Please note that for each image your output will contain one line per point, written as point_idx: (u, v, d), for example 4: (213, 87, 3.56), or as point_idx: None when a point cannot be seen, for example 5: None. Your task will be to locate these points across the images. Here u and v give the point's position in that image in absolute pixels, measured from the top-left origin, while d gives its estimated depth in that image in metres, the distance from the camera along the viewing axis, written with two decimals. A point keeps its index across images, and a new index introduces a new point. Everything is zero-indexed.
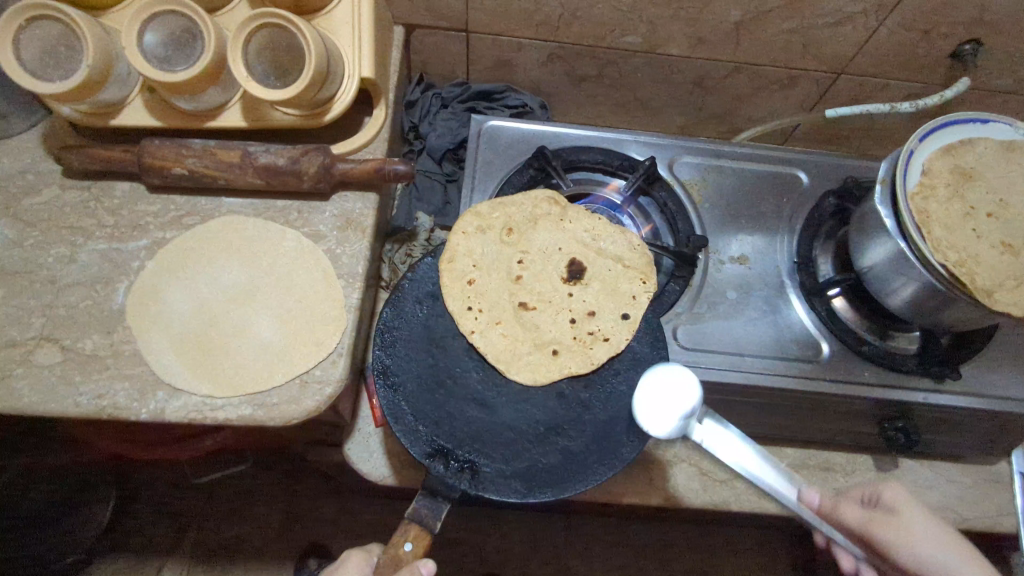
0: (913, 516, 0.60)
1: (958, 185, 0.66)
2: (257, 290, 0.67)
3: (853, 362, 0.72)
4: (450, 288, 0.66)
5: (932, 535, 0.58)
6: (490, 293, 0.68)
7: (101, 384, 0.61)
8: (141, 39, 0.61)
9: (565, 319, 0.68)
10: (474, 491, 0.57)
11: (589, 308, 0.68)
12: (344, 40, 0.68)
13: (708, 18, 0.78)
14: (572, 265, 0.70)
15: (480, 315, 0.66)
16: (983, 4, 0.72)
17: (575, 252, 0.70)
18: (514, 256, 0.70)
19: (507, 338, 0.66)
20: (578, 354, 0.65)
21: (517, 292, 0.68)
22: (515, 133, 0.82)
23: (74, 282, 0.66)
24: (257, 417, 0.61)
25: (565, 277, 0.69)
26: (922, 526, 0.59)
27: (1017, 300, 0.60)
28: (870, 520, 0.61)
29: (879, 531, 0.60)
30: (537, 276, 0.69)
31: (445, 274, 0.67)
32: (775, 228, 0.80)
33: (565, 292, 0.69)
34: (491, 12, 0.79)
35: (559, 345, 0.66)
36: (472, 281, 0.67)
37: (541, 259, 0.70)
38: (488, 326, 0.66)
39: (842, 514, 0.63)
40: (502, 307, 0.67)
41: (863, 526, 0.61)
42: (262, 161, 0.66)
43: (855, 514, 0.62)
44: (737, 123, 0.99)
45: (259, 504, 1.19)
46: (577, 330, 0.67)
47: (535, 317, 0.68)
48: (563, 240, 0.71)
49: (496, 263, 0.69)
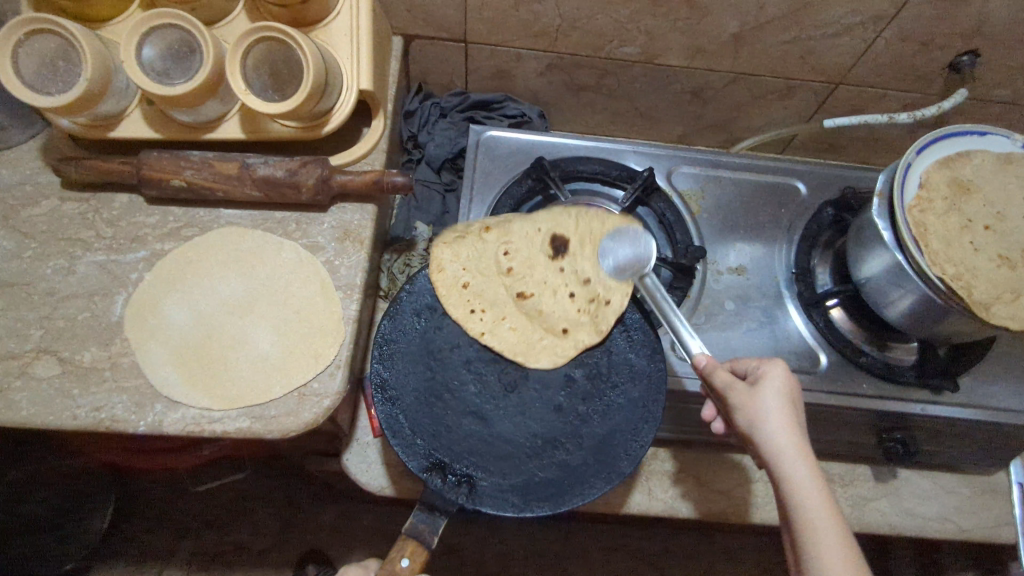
0: (773, 391, 0.58)
1: (955, 198, 0.66)
2: (256, 301, 0.68)
3: (850, 372, 0.72)
4: (448, 296, 0.67)
5: (780, 413, 0.56)
6: (487, 293, 0.69)
7: (100, 396, 0.61)
8: (140, 52, 0.61)
9: (565, 293, 0.71)
10: (472, 505, 0.57)
11: (584, 275, 0.71)
12: (342, 53, 0.68)
13: (706, 29, 0.78)
14: (554, 240, 0.71)
15: (484, 315, 0.67)
16: (980, 16, 0.72)
17: (554, 227, 0.72)
18: (499, 249, 0.71)
19: (516, 330, 0.68)
20: (585, 325, 0.67)
21: (510, 284, 0.71)
22: (513, 142, 0.82)
23: (72, 294, 0.66)
24: (255, 429, 0.61)
25: (551, 254, 0.71)
26: (774, 401, 0.57)
27: (1014, 313, 0.60)
28: (727, 383, 0.59)
29: (732, 396, 0.58)
30: (525, 263, 0.71)
31: (438, 283, 0.67)
32: (773, 238, 0.80)
33: (555, 269, 0.71)
34: (490, 23, 0.79)
35: (567, 323, 0.69)
36: (466, 285, 0.69)
37: (526, 244, 0.71)
38: (494, 323, 0.67)
39: (712, 376, 0.60)
40: (503, 302, 0.70)
41: (721, 388, 0.59)
42: (261, 173, 0.66)
43: (721, 378, 0.59)
44: (736, 132, 0.99)
45: (258, 511, 1.19)
46: (578, 302, 0.70)
47: (537, 303, 0.71)
48: (541, 220, 0.72)
49: (484, 262, 0.71)
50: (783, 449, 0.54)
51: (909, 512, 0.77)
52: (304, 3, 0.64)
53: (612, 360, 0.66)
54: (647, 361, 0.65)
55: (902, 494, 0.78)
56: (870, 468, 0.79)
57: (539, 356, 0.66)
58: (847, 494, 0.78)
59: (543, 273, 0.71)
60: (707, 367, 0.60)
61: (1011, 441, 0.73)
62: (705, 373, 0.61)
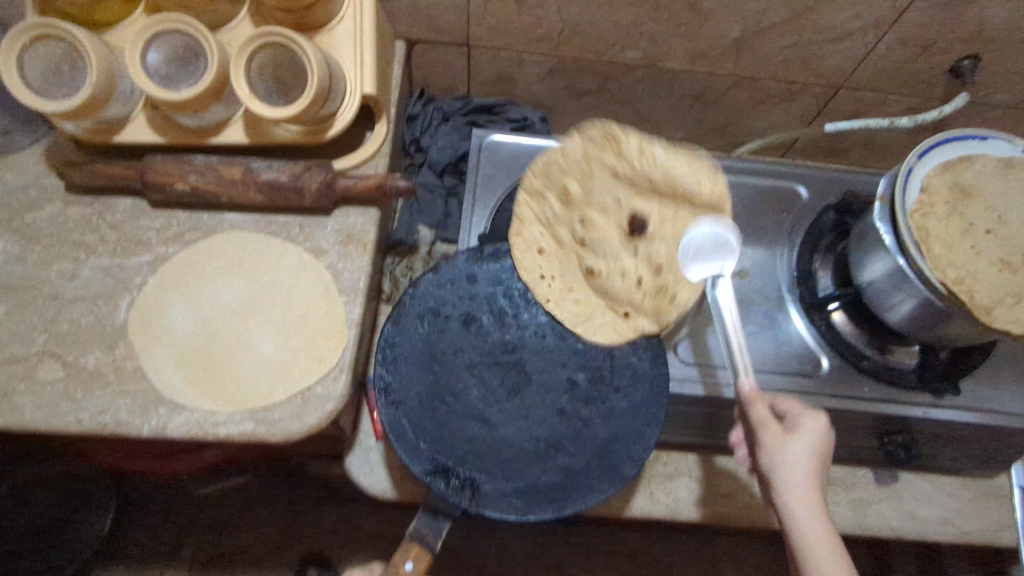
0: (807, 441, 0.57)
1: (957, 203, 0.66)
2: (260, 305, 0.68)
3: (852, 376, 0.72)
4: (523, 257, 0.69)
5: (806, 462, 0.57)
6: (557, 262, 0.72)
7: (104, 400, 0.61)
8: (145, 57, 0.61)
9: (635, 276, 0.71)
10: (475, 509, 0.58)
11: (658, 261, 0.70)
12: (346, 57, 0.69)
13: (708, 33, 0.79)
14: (635, 219, 0.71)
15: (553, 282, 0.70)
16: (981, 21, 0.72)
17: (636, 208, 0.71)
18: (576, 220, 0.72)
19: (580, 304, 0.69)
20: (649, 316, 0.68)
21: (584, 256, 0.72)
22: (515, 147, 0.81)
23: (75, 298, 0.66)
24: (258, 433, 0.61)
25: (628, 234, 0.71)
26: (804, 449, 0.57)
27: (1016, 317, 0.60)
28: (763, 422, 0.58)
29: (763, 435, 0.58)
30: (602, 238, 0.72)
31: (517, 245, 0.69)
32: (775, 242, 0.80)
33: (629, 251, 0.71)
34: (492, 27, 0.80)
35: (630, 308, 0.69)
36: (541, 250, 0.71)
37: (605, 221, 0.72)
38: (561, 292, 0.69)
39: (751, 408, 0.59)
40: (572, 274, 0.72)
41: (755, 425, 0.59)
42: (264, 178, 0.66)
43: (758, 414, 0.59)
44: (737, 135, 0.99)
45: (260, 514, 1.19)
46: (644, 288, 0.70)
47: (603, 281, 0.72)
48: (625, 198, 0.72)
49: (559, 230, 0.73)
50: (803, 503, 0.55)
51: (911, 515, 0.78)
52: (307, 9, 0.64)
53: (614, 364, 0.66)
54: (649, 364, 0.65)
55: (904, 497, 0.79)
56: (871, 470, 0.80)
57: (541, 359, 0.66)
58: (848, 498, 0.78)
59: (619, 251, 0.72)
60: (749, 398, 0.60)
61: (1013, 445, 0.73)
62: (745, 402, 0.60)
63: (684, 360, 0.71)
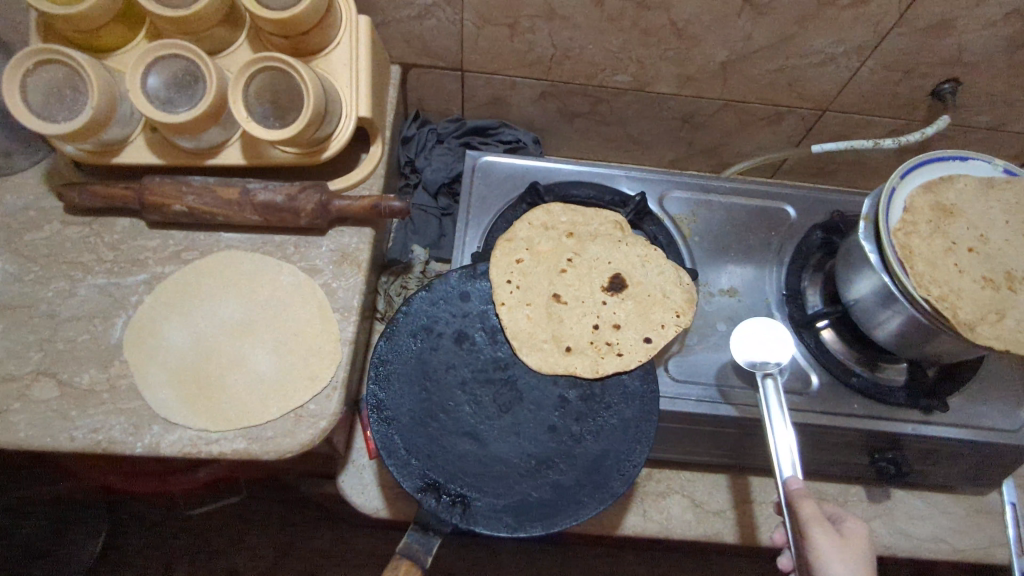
0: (855, 548, 0.58)
1: (939, 221, 0.67)
2: (254, 323, 0.68)
3: (843, 394, 0.72)
4: (498, 258, 0.71)
5: (860, 566, 0.56)
6: (532, 277, 0.71)
7: (98, 418, 0.61)
8: (145, 82, 0.63)
9: (589, 322, 0.70)
10: (466, 526, 0.58)
11: (616, 322, 0.69)
12: (341, 81, 0.70)
13: (695, 58, 0.81)
14: (615, 278, 0.72)
15: (516, 291, 0.70)
16: (960, 46, 0.74)
17: (621, 268, 0.73)
18: (566, 253, 0.73)
19: (532, 319, 0.69)
20: (588, 359, 0.67)
21: (564, 282, 0.72)
22: (509, 167, 0.83)
23: (72, 316, 0.67)
24: (251, 451, 0.61)
25: (605, 286, 0.72)
26: (855, 553, 0.57)
27: (999, 333, 0.61)
28: (816, 521, 0.57)
29: (815, 534, 0.57)
30: (580, 276, 0.72)
31: (501, 247, 0.72)
32: (764, 261, 0.81)
33: (600, 299, 0.71)
34: (485, 52, 0.82)
35: (574, 343, 0.68)
36: (520, 260, 0.72)
37: (589, 266, 0.73)
38: (518, 302, 0.69)
39: (799, 506, 0.58)
40: (539, 291, 0.71)
41: (805, 523, 0.58)
42: (260, 198, 0.68)
43: (810, 513, 0.57)
44: (727, 157, 1.01)
45: (252, 536, 1.18)
46: (596, 336, 0.68)
47: (564, 310, 0.70)
48: (617, 257, 0.73)
49: (549, 252, 0.73)
50: None
51: (903, 533, 0.78)
52: (305, 34, 0.66)
53: (605, 382, 0.66)
54: (640, 382, 0.66)
55: (895, 515, 0.80)
56: (863, 488, 0.81)
57: (533, 378, 0.66)
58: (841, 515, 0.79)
59: (588, 295, 0.71)
60: (798, 495, 0.58)
61: (1002, 462, 0.74)
62: (792, 500, 0.59)
63: (675, 378, 0.71)
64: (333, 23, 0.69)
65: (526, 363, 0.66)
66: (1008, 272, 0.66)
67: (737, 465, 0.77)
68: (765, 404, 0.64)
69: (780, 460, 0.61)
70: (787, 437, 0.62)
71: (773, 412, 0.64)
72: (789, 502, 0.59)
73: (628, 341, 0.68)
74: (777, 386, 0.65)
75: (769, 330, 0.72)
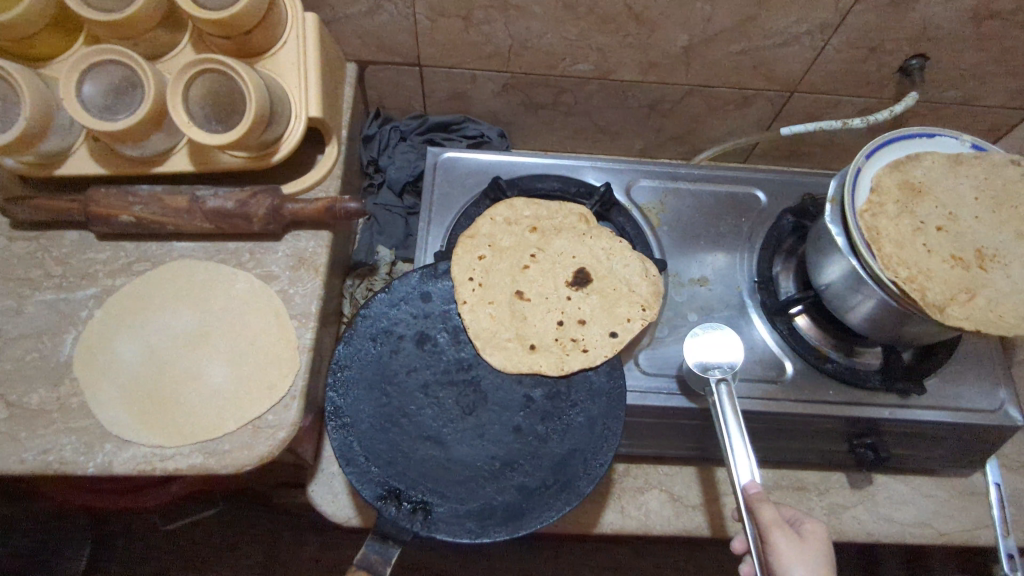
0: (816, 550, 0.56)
1: (907, 201, 0.66)
2: (209, 334, 0.66)
3: (818, 380, 0.70)
4: (461, 256, 0.70)
5: (819, 567, 0.55)
6: (494, 274, 0.70)
7: (48, 439, 0.60)
8: (80, 90, 0.61)
9: (554, 318, 0.68)
10: (427, 533, 0.56)
11: (581, 317, 0.68)
12: (290, 81, 0.69)
13: (657, 43, 0.79)
14: (579, 272, 0.70)
15: (477, 289, 0.68)
16: (923, 20, 0.73)
17: (585, 262, 0.71)
18: (529, 249, 0.72)
19: (495, 318, 0.67)
20: (554, 357, 0.65)
21: (528, 279, 0.70)
22: (471, 163, 0.81)
23: (20, 334, 0.65)
24: (208, 465, 0.60)
25: (570, 281, 0.70)
26: (814, 553, 0.56)
27: (968, 313, 0.60)
28: (777, 525, 0.55)
29: (776, 539, 0.55)
30: (544, 271, 0.70)
31: (463, 245, 0.71)
32: (736, 247, 0.79)
33: (564, 294, 0.69)
34: (442, 45, 0.80)
35: (539, 341, 0.66)
36: (482, 257, 0.70)
37: (553, 261, 0.71)
38: (481, 301, 0.68)
39: (759, 511, 0.56)
40: (503, 289, 0.69)
41: (766, 528, 0.55)
42: (210, 205, 0.66)
43: (771, 517, 0.55)
44: (698, 143, 0.99)
45: (237, 548, 1.17)
46: (561, 333, 0.67)
47: (528, 308, 0.68)
48: (582, 251, 0.72)
49: (512, 248, 0.72)
50: None
51: (887, 519, 0.77)
52: (248, 34, 0.64)
53: (570, 381, 0.65)
54: (606, 378, 0.64)
55: (878, 500, 0.79)
56: (845, 474, 0.80)
57: (496, 378, 0.65)
58: (823, 503, 0.78)
59: (552, 291, 0.69)
60: (757, 501, 0.56)
61: (982, 442, 0.73)
62: (751, 506, 0.56)
63: (645, 371, 0.70)
64: (279, 21, 0.67)
65: (489, 363, 0.65)
66: (979, 250, 0.65)
67: (715, 457, 0.76)
68: (720, 410, 0.60)
69: (738, 465, 0.57)
70: (742, 441, 0.58)
71: (726, 415, 0.59)
72: (749, 508, 0.56)
73: (593, 336, 0.66)
74: (731, 393, 0.61)
75: (720, 335, 0.67)
